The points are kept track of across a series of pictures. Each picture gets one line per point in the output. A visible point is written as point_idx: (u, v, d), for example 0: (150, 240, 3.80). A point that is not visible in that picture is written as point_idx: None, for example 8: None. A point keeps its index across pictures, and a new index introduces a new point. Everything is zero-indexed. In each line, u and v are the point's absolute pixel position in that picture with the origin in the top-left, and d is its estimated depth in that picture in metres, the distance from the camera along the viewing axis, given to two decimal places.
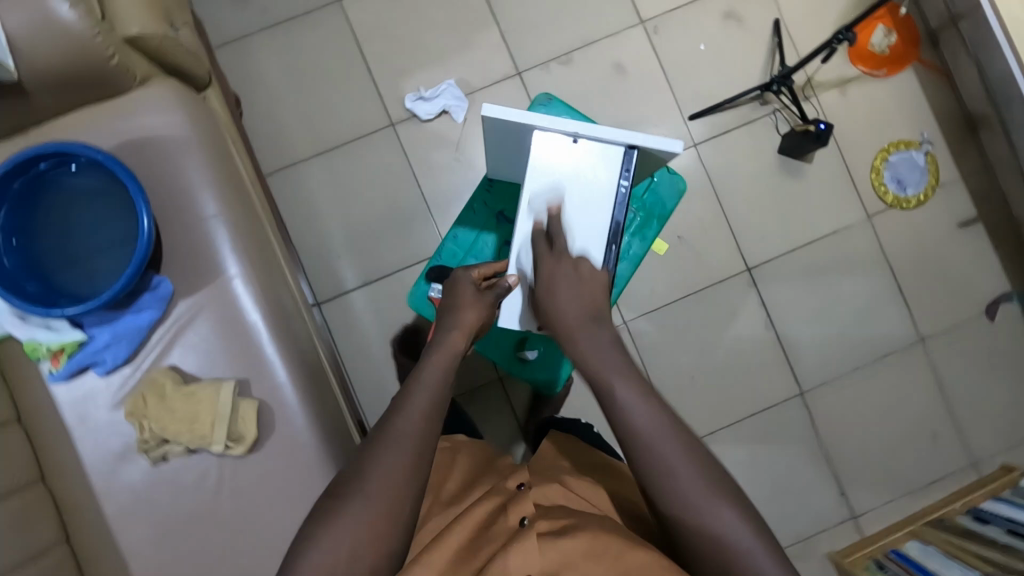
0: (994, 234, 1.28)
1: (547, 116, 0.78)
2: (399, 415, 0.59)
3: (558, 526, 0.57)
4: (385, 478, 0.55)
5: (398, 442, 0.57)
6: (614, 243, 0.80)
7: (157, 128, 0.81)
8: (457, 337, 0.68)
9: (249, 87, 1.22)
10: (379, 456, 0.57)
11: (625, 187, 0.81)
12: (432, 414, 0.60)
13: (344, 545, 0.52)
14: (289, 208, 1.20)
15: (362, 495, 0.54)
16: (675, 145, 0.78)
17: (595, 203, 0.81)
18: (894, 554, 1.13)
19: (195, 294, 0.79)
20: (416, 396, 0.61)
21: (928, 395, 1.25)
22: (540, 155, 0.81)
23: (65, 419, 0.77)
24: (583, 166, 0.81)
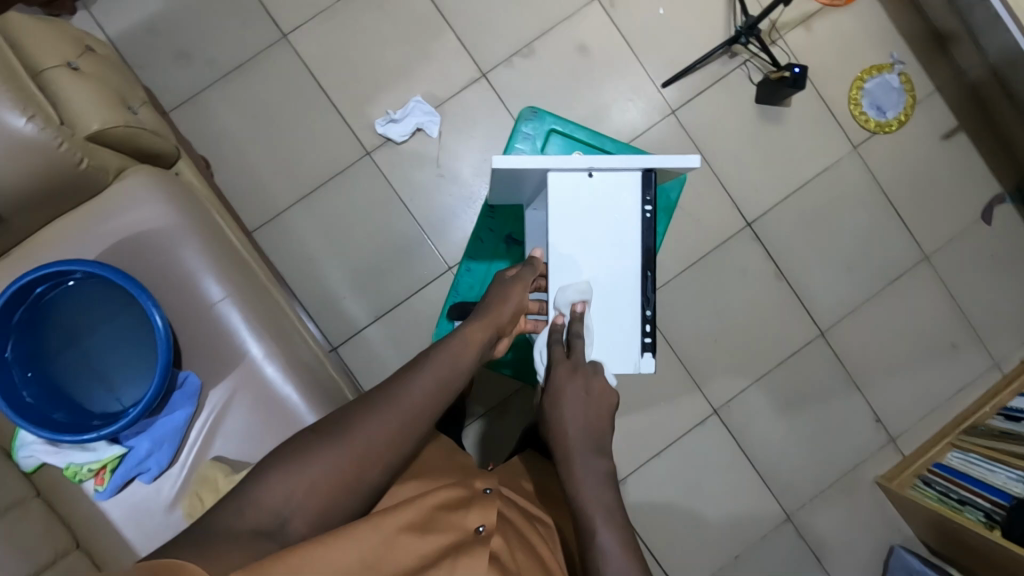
0: (977, 140, 1.29)
1: (558, 157, 0.77)
2: (410, 378, 0.64)
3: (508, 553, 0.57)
4: (368, 438, 0.59)
5: (403, 400, 0.62)
6: (649, 271, 0.80)
7: (145, 223, 0.78)
8: (475, 331, 0.70)
9: (215, 145, 1.18)
10: (372, 414, 0.61)
11: (649, 210, 0.80)
12: (439, 392, 0.65)
13: (324, 472, 0.57)
14: (284, 259, 1.17)
15: (341, 444, 0.59)
16: (692, 160, 0.77)
17: (624, 233, 0.80)
18: (937, 468, 1.17)
19: (224, 381, 0.78)
20: (424, 374, 0.65)
21: (941, 309, 1.28)
22: (559, 192, 0.80)
23: (124, 533, 0.75)
24: (602, 197, 0.80)
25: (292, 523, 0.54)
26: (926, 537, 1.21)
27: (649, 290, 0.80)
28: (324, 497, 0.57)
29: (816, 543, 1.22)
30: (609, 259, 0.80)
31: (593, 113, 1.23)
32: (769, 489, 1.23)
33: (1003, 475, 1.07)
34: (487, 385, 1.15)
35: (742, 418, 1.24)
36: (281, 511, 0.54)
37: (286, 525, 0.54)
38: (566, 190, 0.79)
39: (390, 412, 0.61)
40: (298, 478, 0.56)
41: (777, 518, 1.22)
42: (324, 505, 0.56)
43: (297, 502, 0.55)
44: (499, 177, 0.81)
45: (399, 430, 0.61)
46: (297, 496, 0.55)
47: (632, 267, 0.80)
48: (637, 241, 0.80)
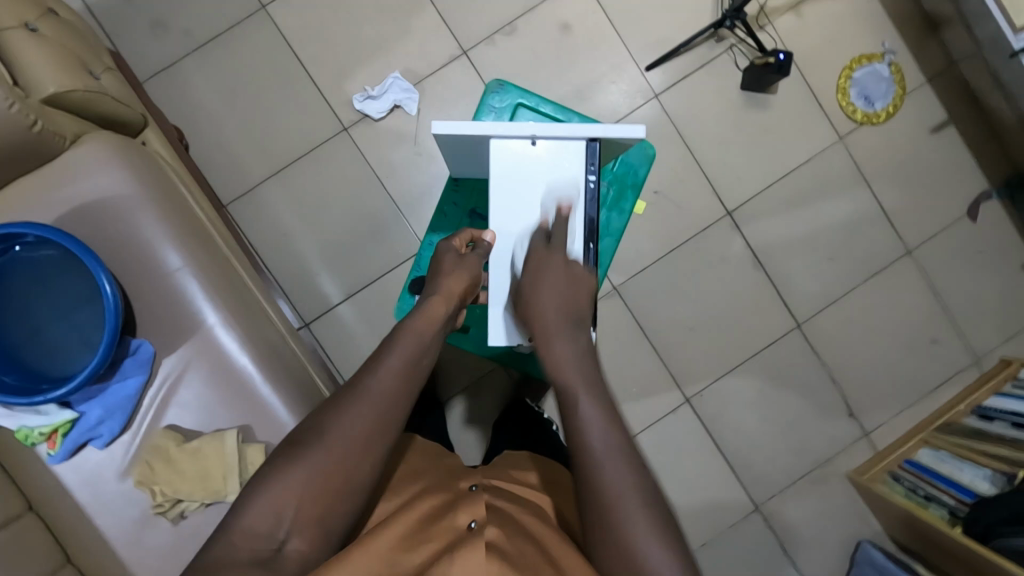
0: (966, 134, 1.27)
1: (500, 124, 0.77)
2: (372, 369, 0.59)
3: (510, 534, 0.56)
4: (342, 437, 0.56)
5: (368, 395, 0.58)
6: (592, 242, 0.78)
7: (101, 189, 0.77)
8: (438, 303, 0.68)
9: (190, 116, 1.17)
10: (342, 407, 0.57)
11: (592, 180, 0.80)
12: (409, 369, 0.61)
13: (301, 486, 0.54)
14: (257, 233, 1.17)
15: (319, 448, 0.55)
16: (636, 130, 0.77)
17: (566, 202, 0.80)
18: (908, 464, 1.16)
19: (178, 350, 0.78)
20: (389, 353, 0.61)
21: (922, 304, 1.26)
22: (502, 162, 0.80)
23: (77, 497, 0.75)
24: (546, 168, 0.80)
25: (289, 543, 0.52)
26: (894, 532, 1.20)
27: (592, 263, 0.79)
28: (317, 507, 0.54)
29: (783, 534, 1.22)
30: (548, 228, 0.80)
31: (573, 94, 1.21)
32: (739, 479, 1.23)
33: (971, 473, 1.06)
34: (454, 366, 1.15)
35: (715, 408, 1.23)
36: (273, 534, 0.52)
37: (285, 547, 0.52)
38: (507, 157, 0.80)
39: (365, 403, 0.57)
40: (281, 495, 0.53)
41: (745, 507, 1.22)
42: (318, 516, 0.54)
43: (287, 520, 0.53)
44: (447, 145, 0.82)
45: (378, 418, 0.57)
46: (286, 514, 0.53)
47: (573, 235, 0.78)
48: (580, 211, 0.79)
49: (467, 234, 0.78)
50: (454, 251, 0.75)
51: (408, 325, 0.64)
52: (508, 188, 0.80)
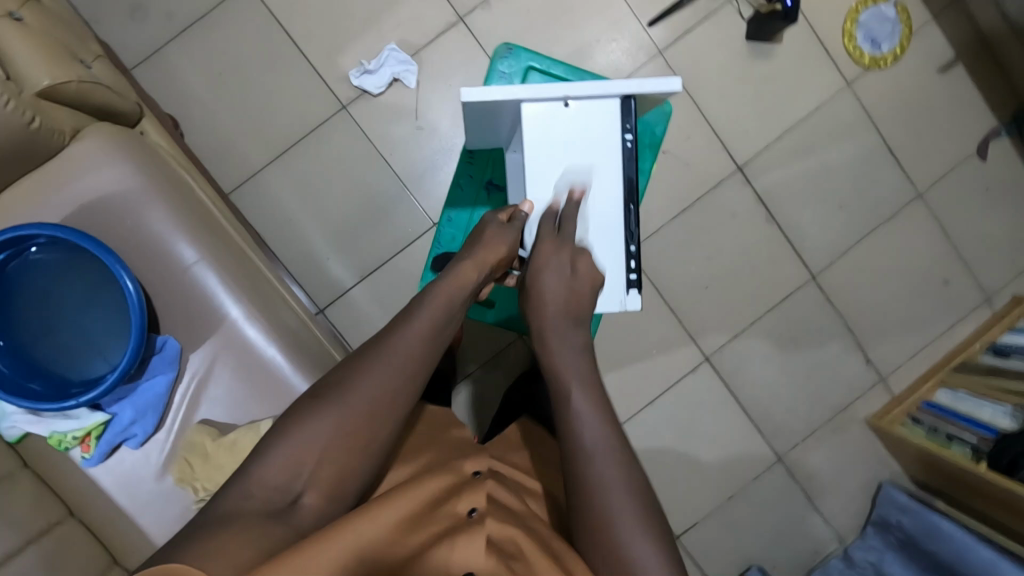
0: (974, 71, 1.25)
1: (531, 86, 0.74)
2: (399, 331, 0.61)
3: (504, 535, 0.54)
4: (366, 395, 0.57)
5: (393, 357, 0.59)
6: (631, 205, 0.78)
7: (107, 184, 0.75)
8: (470, 270, 0.67)
9: (182, 105, 1.13)
10: (367, 367, 0.58)
11: (630, 140, 0.77)
12: (434, 331, 0.62)
13: (321, 439, 0.55)
14: (262, 220, 1.14)
15: (343, 402, 0.56)
16: (672, 83, 0.75)
17: (604, 162, 0.78)
18: (926, 406, 1.19)
19: (203, 345, 0.76)
20: (416, 317, 0.62)
21: (934, 247, 1.26)
22: (534, 125, 0.77)
23: (116, 498, 0.74)
24: (581, 129, 0.77)
25: (305, 497, 0.54)
26: (914, 472, 1.23)
27: (633, 223, 0.78)
28: (334, 463, 0.55)
29: (806, 482, 1.25)
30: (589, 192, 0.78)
31: (576, 56, 1.18)
32: (760, 431, 1.25)
33: (990, 410, 1.08)
34: (474, 342, 1.14)
35: (734, 364, 1.24)
36: (290, 487, 0.53)
37: (299, 500, 0.53)
38: (540, 121, 0.77)
39: (386, 364, 0.58)
40: (302, 449, 0.54)
41: (769, 460, 1.24)
42: (335, 471, 0.55)
43: (303, 474, 0.54)
44: (471, 113, 0.78)
45: (399, 381, 0.59)
46: (304, 468, 0.54)
47: (612, 198, 0.78)
48: (617, 171, 0.78)
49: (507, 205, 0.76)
50: (498, 222, 0.73)
51: (438, 288, 0.65)
52: (545, 151, 0.77)
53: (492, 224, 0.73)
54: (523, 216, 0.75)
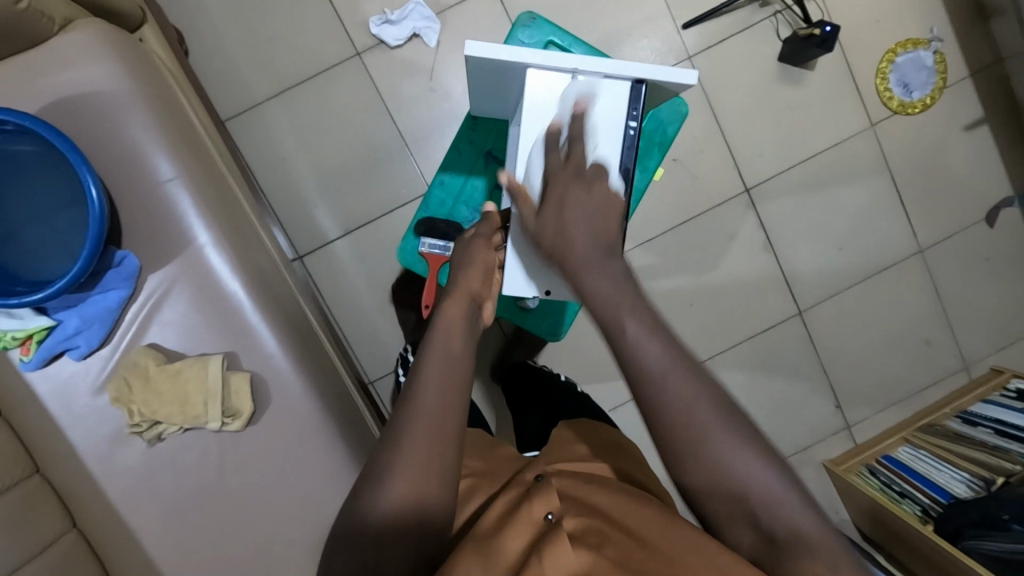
0: (999, 135, 1.23)
1: (540, 50, 0.71)
2: (423, 368, 0.55)
3: (584, 527, 0.49)
4: (414, 442, 0.50)
5: (425, 391, 0.53)
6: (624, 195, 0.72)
7: (89, 83, 0.71)
8: (454, 307, 0.62)
9: (192, 21, 1.09)
10: (391, 444, 0.51)
11: (633, 127, 0.72)
12: (448, 379, 0.54)
13: (388, 508, 0.48)
14: (254, 154, 1.10)
15: (395, 459, 0.50)
16: (687, 75, 0.72)
17: (600, 146, 0.73)
18: (886, 460, 1.17)
19: (165, 267, 0.74)
20: (431, 350, 0.56)
21: (925, 305, 1.25)
22: (536, 94, 0.73)
23: (49, 407, 0.72)
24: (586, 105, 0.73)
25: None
26: (860, 522, 1.23)
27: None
28: (417, 526, 0.49)
29: None
30: None
31: (604, 45, 1.14)
32: None
33: (948, 474, 1.07)
34: None
35: None
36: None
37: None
38: (543, 91, 0.73)
39: (421, 401, 0.52)
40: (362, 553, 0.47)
41: None
42: (420, 534, 0.49)
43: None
44: (477, 71, 0.75)
45: (441, 411, 0.52)
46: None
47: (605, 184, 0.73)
48: (614, 157, 0.72)
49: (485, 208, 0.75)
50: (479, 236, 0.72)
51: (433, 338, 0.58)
52: (544, 126, 0.74)
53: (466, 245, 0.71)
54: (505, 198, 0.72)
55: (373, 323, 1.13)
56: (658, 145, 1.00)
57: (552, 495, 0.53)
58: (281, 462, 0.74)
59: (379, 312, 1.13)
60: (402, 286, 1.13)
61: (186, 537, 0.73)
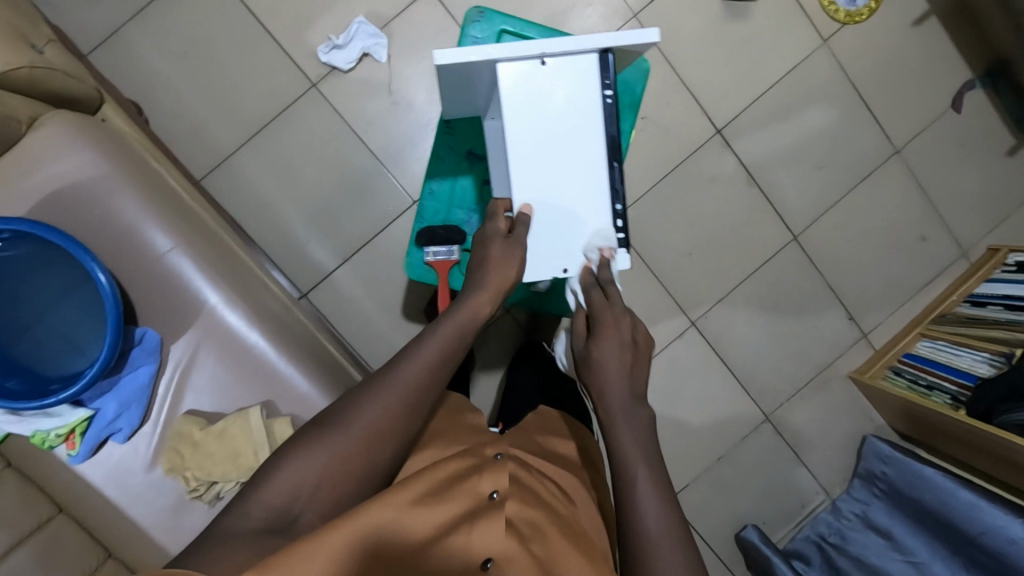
0: (947, 22, 1.25)
1: (506, 45, 0.70)
2: (407, 361, 0.60)
3: (522, 522, 0.59)
4: (370, 422, 0.57)
5: (398, 386, 0.59)
6: (614, 161, 0.76)
7: (69, 175, 0.72)
8: (480, 300, 0.65)
9: (144, 89, 1.09)
10: (370, 398, 0.58)
11: (609, 96, 0.74)
12: (438, 367, 0.61)
13: (321, 464, 0.55)
14: (236, 206, 1.11)
15: (346, 432, 0.57)
16: (650, 34, 0.71)
17: (583, 123, 0.75)
18: (907, 358, 1.22)
19: (184, 334, 0.75)
20: (423, 349, 0.61)
21: (912, 202, 1.28)
22: (511, 88, 0.73)
23: (108, 494, 0.74)
24: (559, 87, 0.74)
25: (305, 516, 0.55)
26: (896, 423, 1.27)
27: (617, 183, 0.76)
28: (333, 487, 0.56)
29: (793, 438, 1.28)
30: (568, 157, 0.74)
31: (550, 21, 1.15)
32: (747, 392, 1.27)
33: (969, 357, 1.11)
34: None
35: (720, 328, 1.26)
36: (288, 508, 0.54)
37: (298, 519, 0.54)
38: (517, 83, 0.73)
39: (392, 394, 0.58)
40: (305, 472, 0.55)
41: (756, 419, 1.27)
42: (331, 497, 0.56)
43: (304, 496, 0.55)
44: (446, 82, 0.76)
45: (401, 412, 0.58)
46: (304, 491, 0.55)
47: (595, 157, 0.75)
48: (600, 133, 0.75)
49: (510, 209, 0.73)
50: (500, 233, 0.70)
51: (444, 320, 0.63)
52: (524, 118, 0.73)
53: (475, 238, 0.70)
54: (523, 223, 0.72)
55: (390, 341, 1.15)
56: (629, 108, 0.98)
57: (506, 478, 0.62)
58: None
59: (393, 330, 1.15)
60: (410, 300, 1.15)
61: None
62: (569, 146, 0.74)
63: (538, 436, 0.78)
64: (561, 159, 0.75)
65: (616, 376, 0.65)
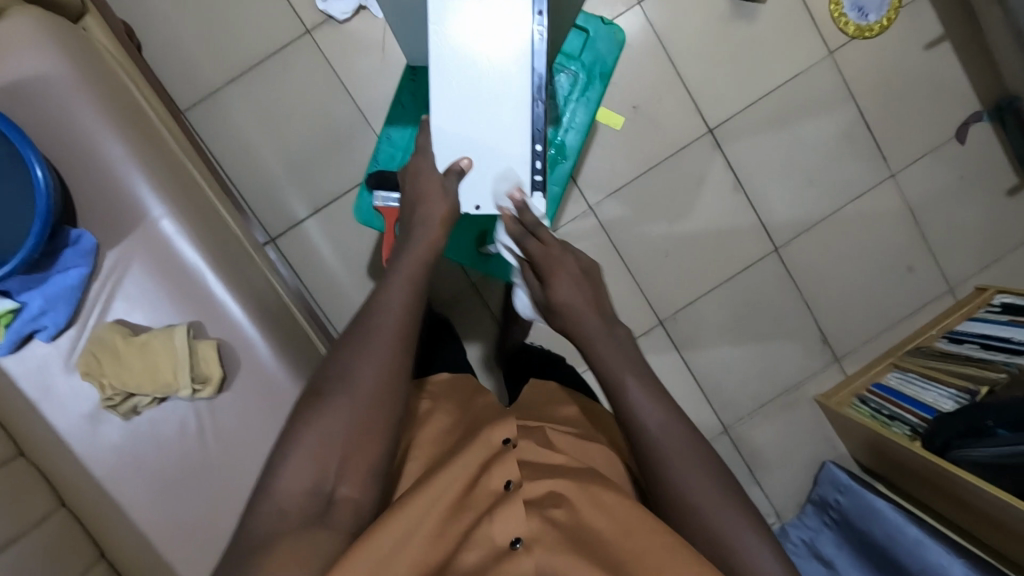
0: (960, 50, 1.21)
1: None
2: (380, 308, 0.57)
3: (546, 496, 0.55)
4: (363, 377, 0.54)
5: (379, 334, 0.56)
6: (540, 99, 0.71)
7: (27, 71, 0.73)
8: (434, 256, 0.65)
9: (140, 16, 1.10)
10: (354, 355, 0.55)
11: (541, 32, 0.69)
12: (410, 308, 0.58)
13: (331, 435, 0.52)
14: (215, 143, 1.12)
15: (342, 397, 0.53)
16: None
17: (511, 59, 0.70)
18: (875, 387, 1.17)
19: (120, 244, 0.76)
20: (393, 294, 0.58)
21: (903, 230, 1.24)
22: (439, 12, 0.69)
23: (26, 393, 0.75)
24: (488, 16, 0.69)
25: (340, 492, 0.51)
26: (858, 455, 1.23)
27: (540, 122, 0.72)
28: (357, 457, 0.52)
29: (750, 455, 1.24)
30: (489, 94, 0.71)
31: None
32: (708, 402, 1.24)
33: (936, 392, 1.06)
34: (440, 277, 1.17)
35: (689, 331, 1.23)
36: (318, 487, 0.51)
37: (334, 497, 0.51)
38: (447, 7, 0.69)
39: (378, 343, 0.55)
40: (320, 450, 0.51)
41: (714, 430, 1.24)
42: (363, 471, 0.52)
43: (330, 474, 0.51)
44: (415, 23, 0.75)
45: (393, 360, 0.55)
46: (329, 469, 0.51)
47: (520, 97, 0.71)
48: (526, 69, 0.70)
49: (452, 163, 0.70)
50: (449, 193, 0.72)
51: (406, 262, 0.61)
52: (451, 48, 0.70)
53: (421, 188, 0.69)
54: (458, 171, 0.70)
55: (351, 299, 1.14)
56: (598, 78, 0.98)
57: (514, 463, 0.57)
58: (254, 428, 0.77)
59: (356, 287, 1.14)
60: (376, 260, 1.14)
61: (172, 507, 0.76)
62: (493, 79, 0.70)
63: (541, 409, 0.77)
64: (483, 92, 0.71)
65: (585, 312, 0.65)
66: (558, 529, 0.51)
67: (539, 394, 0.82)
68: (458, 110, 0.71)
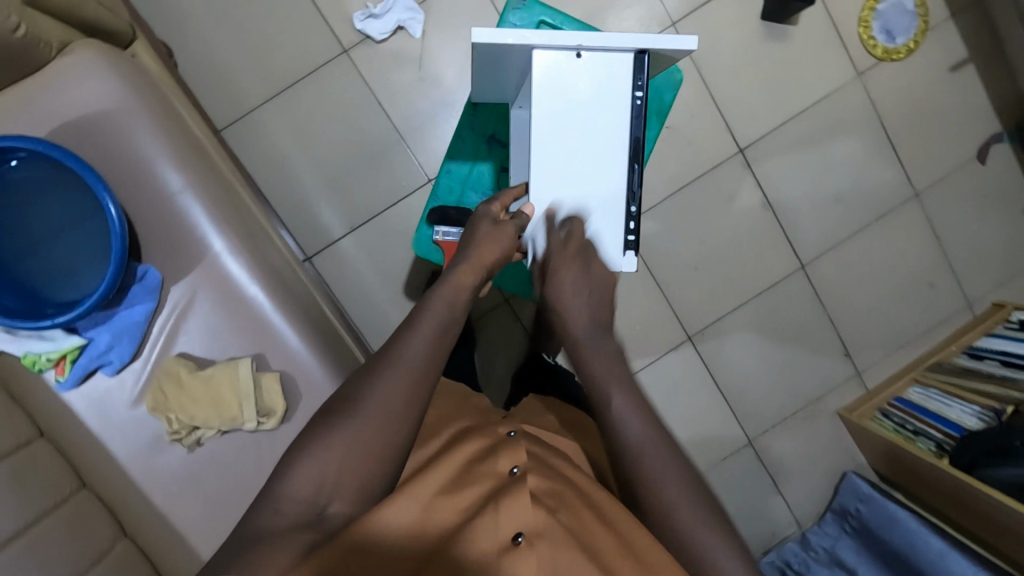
0: (983, 71, 1.24)
1: (544, 32, 0.71)
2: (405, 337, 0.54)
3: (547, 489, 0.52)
4: (380, 403, 0.50)
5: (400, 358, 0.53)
6: (636, 162, 0.75)
7: (91, 105, 0.73)
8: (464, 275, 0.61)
9: (176, 34, 1.09)
10: (378, 380, 0.51)
11: (639, 97, 0.74)
12: None
13: (337, 454, 0.48)
14: (252, 161, 1.12)
15: (354, 416, 0.49)
16: (688, 41, 0.72)
17: (610, 120, 0.74)
18: (898, 402, 1.20)
19: (184, 277, 0.76)
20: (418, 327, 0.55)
21: (925, 246, 1.27)
22: (540, 77, 0.74)
23: (87, 423, 0.75)
24: (592, 82, 0.74)
25: (332, 508, 0.47)
26: (878, 465, 1.26)
27: (636, 183, 0.75)
28: (359, 476, 0.48)
29: (774, 466, 1.27)
30: (585, 153, 0.75)
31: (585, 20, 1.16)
32: (733, 414, 1.27)
33: (959, 409, 1.10)
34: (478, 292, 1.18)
35: (716, 348, 1.25)
36: (316, 501, 0.47)
37: (327, 511, 0.47)
38: (549, 72, 0.74)
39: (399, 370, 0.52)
40: (325, 458, 0.47)
41: (739, 441, 1.27)
42: (359, 490, 0.48)
43: (328, 487, 0.47)
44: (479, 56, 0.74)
45: (414, 385, 0.52)
46: (327, 481, 0.47)
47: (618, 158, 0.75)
48: (625, 131, 0.75)
49: (507, 198, 0.73)
50: (492, 217, 0.69)
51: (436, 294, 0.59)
52: (552, 107, 0.74)
53: (483, 221, 0.68)
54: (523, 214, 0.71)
55: (386, 315, 1.15)
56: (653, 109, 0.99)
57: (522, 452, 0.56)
58: None
59: (391, 304, 1.15)
60: (412, 277, 1.15)
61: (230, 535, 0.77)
62: (587, 136, 0.74)
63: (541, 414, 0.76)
64: (573, 146, 0.74)
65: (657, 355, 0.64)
66: (561, 526, 0.48)
67: (537, 399, 0.81)
68: (540, 157, 0.74)
